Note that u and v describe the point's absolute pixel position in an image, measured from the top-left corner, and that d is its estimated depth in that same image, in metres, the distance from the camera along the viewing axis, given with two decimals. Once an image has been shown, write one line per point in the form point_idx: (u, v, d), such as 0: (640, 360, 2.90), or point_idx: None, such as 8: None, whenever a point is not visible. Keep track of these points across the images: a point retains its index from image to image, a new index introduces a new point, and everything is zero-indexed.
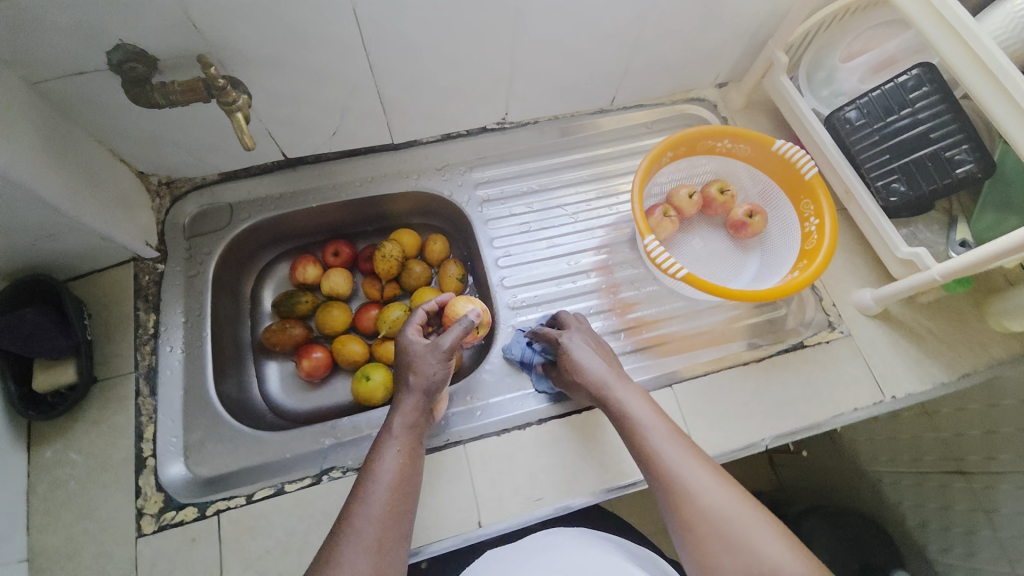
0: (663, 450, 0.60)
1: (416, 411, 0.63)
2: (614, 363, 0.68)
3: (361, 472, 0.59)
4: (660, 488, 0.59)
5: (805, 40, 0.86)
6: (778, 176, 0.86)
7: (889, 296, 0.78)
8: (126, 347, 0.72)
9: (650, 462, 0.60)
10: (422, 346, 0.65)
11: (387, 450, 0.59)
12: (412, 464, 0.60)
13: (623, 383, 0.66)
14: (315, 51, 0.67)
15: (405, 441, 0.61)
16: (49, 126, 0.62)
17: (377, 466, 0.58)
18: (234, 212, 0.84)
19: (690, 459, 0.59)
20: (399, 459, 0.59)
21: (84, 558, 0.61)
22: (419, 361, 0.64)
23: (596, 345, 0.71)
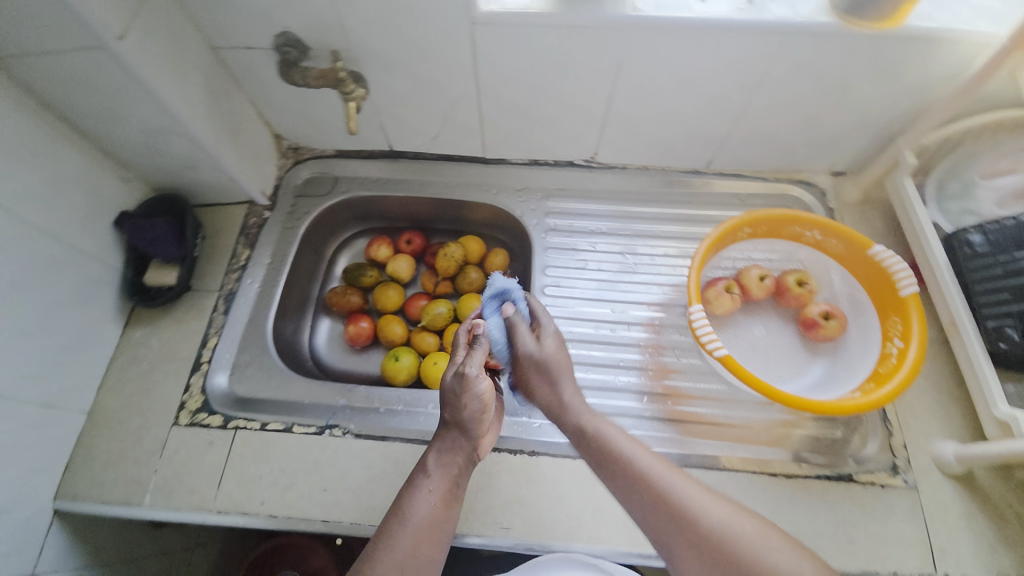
0: (633, 457, 0.61)
1: (454, 450, 0.64)
2: (561, 365, 0.68)
3: (396, 502, 0.62)
4: (646, 502, 0.59)
5: (946, 147, 0.79)
6: (870, 283, 0.78)
7: (976, 458, 0.67)
8: (218, 270, 0.86)
9: (626, 474, 0.61)
10: (453, 379, 0.63)
11: (420, 488, 0.62)
12: (447, 500, 0.62)
13: (568, 388, 0.67)
14: (432, 64, 0.76)
15: (438, 479, 0.62)
16: (219, 84, 0.77)
17: (410, 503, 0.61)
18: (337, 184, 0.97)
19: (661, 466, 0.61)
20: (434, 499, 0.61)
21: (131, 425, 0.74)
22: (452, 397, 0.63)
23: (556, 354, 0.68)
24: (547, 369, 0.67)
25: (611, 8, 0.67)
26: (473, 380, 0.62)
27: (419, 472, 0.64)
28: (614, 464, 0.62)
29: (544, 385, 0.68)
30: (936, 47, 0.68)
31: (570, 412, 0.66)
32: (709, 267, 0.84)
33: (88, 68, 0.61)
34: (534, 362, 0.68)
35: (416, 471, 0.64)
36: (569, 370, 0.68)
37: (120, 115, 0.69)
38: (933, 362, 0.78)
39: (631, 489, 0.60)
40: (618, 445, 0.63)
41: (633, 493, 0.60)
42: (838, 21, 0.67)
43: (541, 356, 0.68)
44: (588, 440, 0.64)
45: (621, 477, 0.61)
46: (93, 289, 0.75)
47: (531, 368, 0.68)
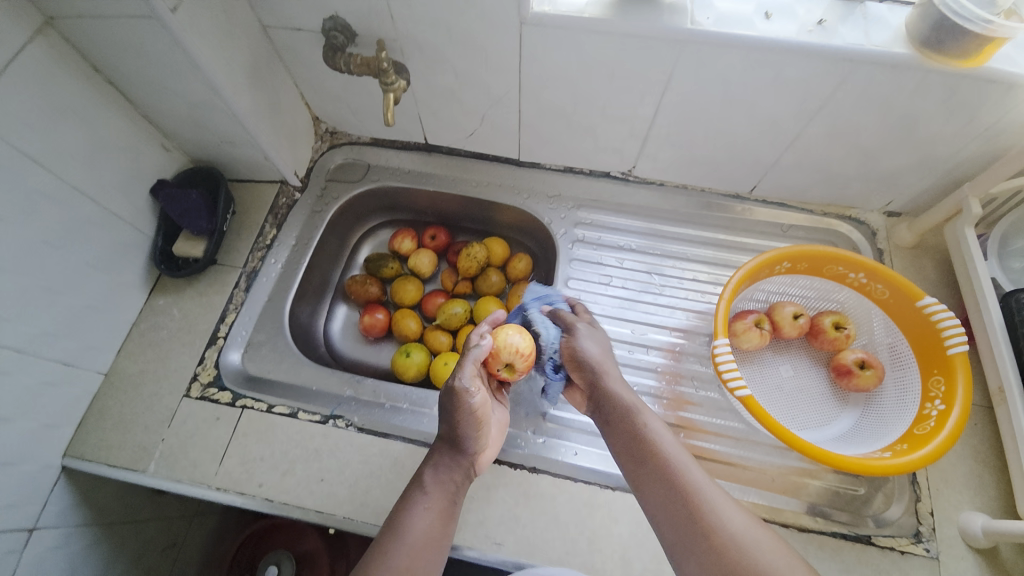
0: (669, 450, 0.57)
1: (451, 467, 0.61)
2: (606, 355, 0.67)
3: (391, 518, 0.58)
4: (674, 501, 0.53)
5: (1016, 199, 0.73)
6: (913, 335, 0.72)
7: (1004, 533, 0.62)
8: (244, 247, 0.87)
9: (659, 467, 0.56)
10: (446, 393, 0.61)
11: (417, 505, 0.58)
12: (445, 518, 0.59)
13: (615, 377, 0.64)
14: (476, 61, 0.74)
15: (436, 496, 0.59)
16: (265, 63, 0.77)
17: (408, 520, 0.57)
18: (369, 172, 0.96)
19: (697, 468, 0.56)
20: (433, 517, 0.58)
21: (144, 391, 0.75)
22: (449, 413, 0.61)
23: (604, 338, 0.70)
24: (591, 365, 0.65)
25: (667, 19, 0.64)
26: (466, 395, 0.60)
27: (414, 488, 0.60)
28: (646, 455, 0.57)
29: (596, 360, 0.66)
30: (1021, 91, 0.62)
31: (614, 391, 0.63)
32: (740, 298, 0.80)
33: (138, 36, 0.62)
34: (581, 346, 0.67)
35: (413, 486, 0.60)
36: (614, 362, 0.66)
37: (165, 86, 0.70)
38: (973, 428, 0.72)
39: (660, 483, 0.55)
40: (656, 433, 0.59)
41: (660, 489, 0.55)
42: (913, 52, 0.62)
43: (586, 347, 0.67)
44: (625, 423, 0.61)
45: (652, 471, 0.56)
46: (123, 253, 0.77)
47: (576, 352, 0.67)
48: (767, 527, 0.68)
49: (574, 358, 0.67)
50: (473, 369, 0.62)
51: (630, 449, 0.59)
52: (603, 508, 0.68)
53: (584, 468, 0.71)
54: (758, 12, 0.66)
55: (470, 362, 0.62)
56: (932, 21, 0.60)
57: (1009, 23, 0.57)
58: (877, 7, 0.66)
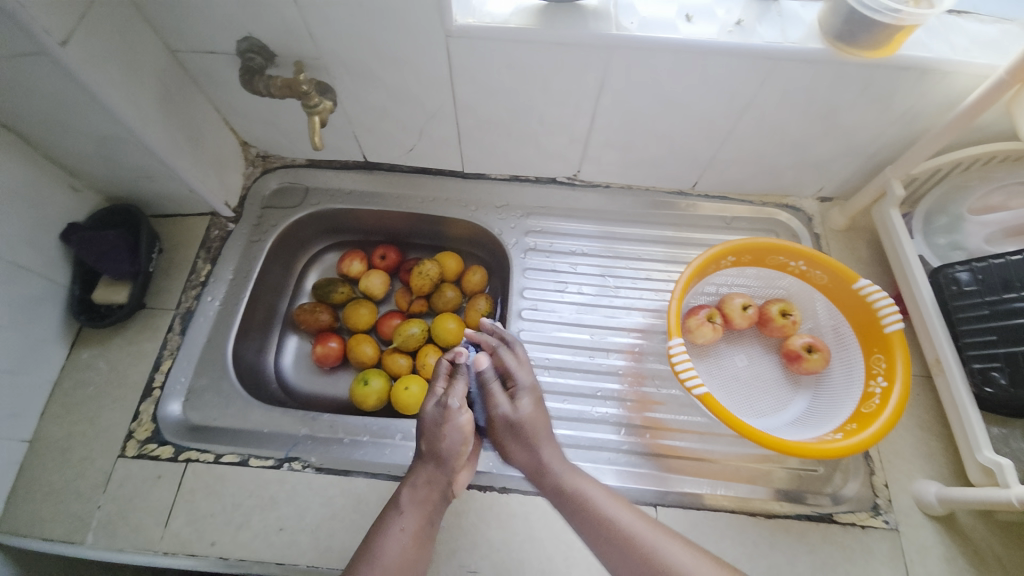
0: (617, 517, 0.57)
1: (428, 484, 0.60)
2: (536, 427, 0.64)
3: (364, 543, 0.57)
4: (627, 560, 0.55)
5: (934, 177, 0.77)
6: (854, 316, 0.75)
7: (959, 500, 0.65)
8: (176, 287, 0.81)
9: (609, 535, 0.56)
10: (435, 412, 0.63)
11: (392, 528, 0.57)
12: (421, 541, 0.58)
13: (548, 448, 0.63)
14: (407, 77, 0.72)
15: (412, 517, 0.58)
16: (178, 90, 0.72)
17: (381, 544, 0.56)
18: (307, 196, 0.92)
19: (646, 524, 0.57)
20: (407, 539, 0.57)
21: (72, 457, 0.69)
22: (431, 429, 0.61)
23: (535, 412, 0.65)
24: (524, 432, 0.63)
25: (594, 26, 0.64)
26: (454, 413, 0.61)
27: (390, 508, 0.59)
28: (593, 521, 0.58)
29: (519, 449, 0.63)
30: (927, 78, 0.66)
31: (549, 471, 0.61)
32: (692, 294, 0.81)
33: (24, 73, 0.56)
34: (507, 423, 0.64)
35: (389, 508, 0.59)
36: (548, 432, 0.64)
37: (65, 124, 0.64)
38: (917, 398, 0.76)
39: (613, 548, 0.56)
40: (599, 502, 0.59)
41: (614, 553, 0.56)
42: (828, 48, 0.64)
43: (514, 418, 0.64)
44: (565, 499, 0.60)
45: (601, 534, 0.57)
46: (35, 308, 0.70)
47: (502, 430, 0.64)
48: (736, 518, 0.70)
49: (500, 440, 0.65)
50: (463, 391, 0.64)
51: (577, 519, 0.58)
52: None
53: None
54: (681, 14, 0.66)
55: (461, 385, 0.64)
56: (842, 15, 0.62)
57: (915, 12, 0.59)
58: (791, 5, 0.68)
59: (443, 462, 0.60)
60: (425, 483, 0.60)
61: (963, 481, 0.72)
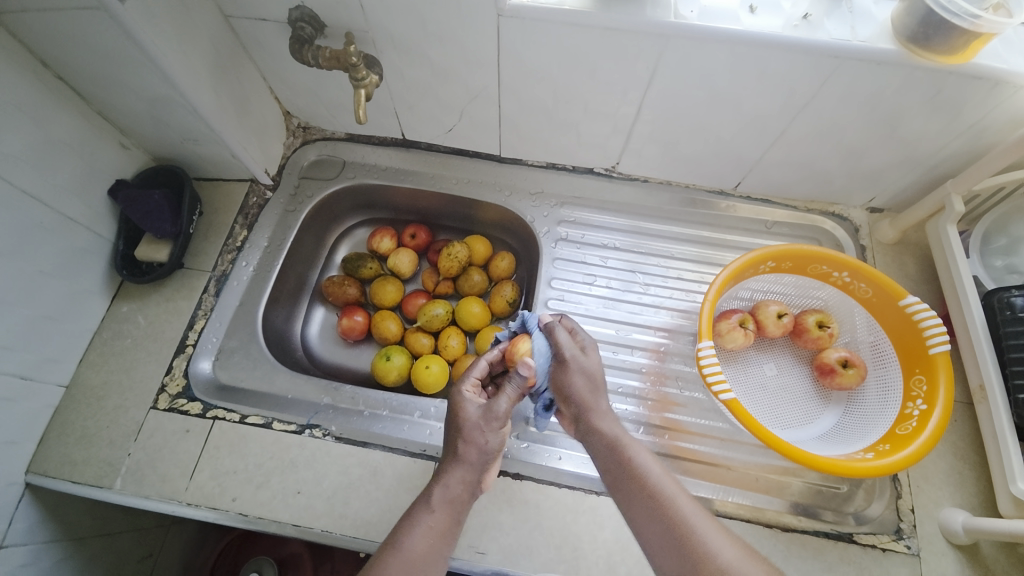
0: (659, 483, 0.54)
1: (462, 484, 0.56)
2: (602, 379, 0.62)
3: (391, 534, 0.54)
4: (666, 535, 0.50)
5: (996, 196, 0.73)
6: (896, 334, 0.72)
7: (986, 531, 0.62)
8: (213, 250, 0.83)
9: (649, 504, 0.52)
10: (478, 412, 0.59)
11: (419, 524, 0.54)
12: (448, 537, 0.55)
13: (604, 402, 0.61)
14: (452, 54, 0.71)
15: (443, 514, 0.55)
16: (228, 55, 0.73)
17: (408, 539, 0.53)
18: (344, 169, 0.93)
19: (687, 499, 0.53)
20: (434, 535, 0.54)
21: (107, 404, 0.72)
22: (475, 432, 0.58)
23: (598, 365, 0.63)
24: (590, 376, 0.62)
25: (651, 12, 0.61)
26: (499, 422, 0.59)
27: (418, 504, 0.56)
28: (635, 488, 0.54)
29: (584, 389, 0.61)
30: (1005, 87, 0.61)
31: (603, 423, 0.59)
32: (725, 298, 0.79)
33: (88, 30, 0.58)
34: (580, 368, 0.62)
35: (417, 503, 0.56)
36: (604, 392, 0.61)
37: (121, 82, 0.65)
38: (956, 424, 0.73)
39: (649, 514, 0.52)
40: (647, 467, 0.55)
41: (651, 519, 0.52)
42: (899, 48, 0.60)
43: (585, 365, 0.62)
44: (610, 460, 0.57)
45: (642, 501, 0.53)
46: (80, 259, 0.73)
47: (571, 371, 0.62)
48: (750, 528, 0.68)
49: (565, 377, 0.62)
50: (511, 398, 0.60)
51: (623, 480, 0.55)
52: (587, 514, 0.67)
53: (568, 473, 0.70)
54: (743, 5, 0.64)
55: (512, 392, 0.61)
56: (919, 15, 0.58)
57: (997, 18, 0.56)
58: (862, 2, 0.65)
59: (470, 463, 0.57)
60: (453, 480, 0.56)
61: (991, 512, 0.69)
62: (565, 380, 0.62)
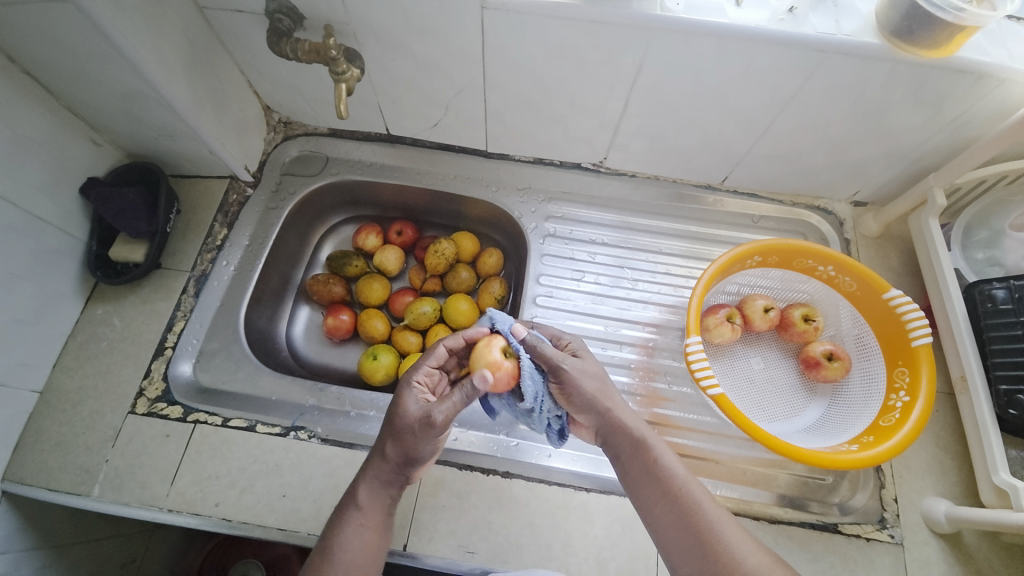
0: (687, 485, 0.55)
1: (388, 483, 0.56)
2: (603, 377, 0.61)
3: (323, 533, 0.55)
4: (687, 526, 0.53)
5: (977, 190, 0.74)
6: (879, 327, 0.73)
7: (969, 521, 0.64)
8: (192, 249, 0.81)
9: (674, 500, 0.55)
10: (416, 415, 0.56)
11: (350, 524, 0.54)
12: (382, 532, 0.56)
13: (619, 401, 0.60)
14: (437, 47, 0.70)
15: (373, 514, 0.55)
16: (204, 50, 0.71)
17: (338, 540, 0.54)
18: (327, 165, 0.91)
19: (711, 501, 0.55)
20: (365, 533, 0.55)
21: (83, 409, 0.70)
22: (407, 435, 0.55)
23: (597, 367, 0.62)
24: (591, 380, 0.60)
25: (637, 5, 0.61)
26: (438, 429, 0.55)
27: (348, 504, 0.56)
28: (660, 485, 0.56)
29: (595, 395, 0.60)
30: (986, 82, 0.62)
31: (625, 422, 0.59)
32: (712, 292, 0.79)
33: (53, 22, 0.55)
34: (580, 373, 0.60)
35: (347, 503, 0.56)
36: (613, 387, 0.61)
37: (88, 76, 0.63)
38: (938, 414, 0.74)
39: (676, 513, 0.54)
40: (673, 470, 0.56)
41: (672, 523, 0.54)
42: (883, 42, 0.60)
43: (584, 367, 0.61)
44: (640, 461, 0.57)
45: (664, 500, 0.55)
46: (52, 259, 0.70)
47: (578, 381, 0.60)
48: (738, 521, 0.69)
49: (573, 391, 0.60)
50: (455, 407, 0.56)
51: (643, 480, 0.57)
52: (577, 511, 0.67)
53: (557, 470, 0.69)
54: None
55: (455, 399, 0.56)
56: (903, 9, 0.58)
57: (980, 11, 0.56)
58: None
59: (386, 457, 0.56)
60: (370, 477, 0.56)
61: (973, 501, 0.70)
62: (576, 393, 0.60)
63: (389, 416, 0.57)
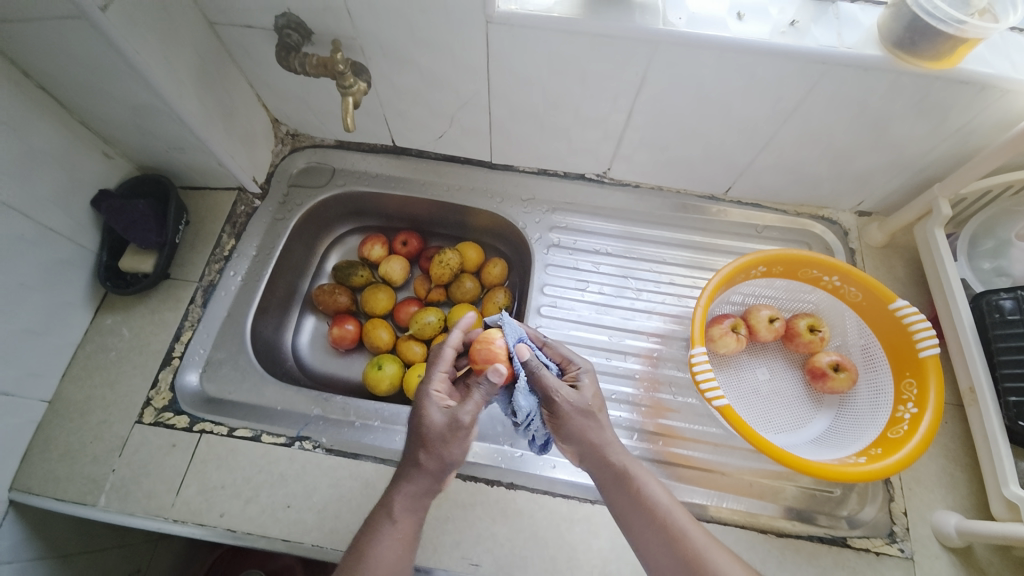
0: (671, 512, 0.55)
1: (421, 493, 0.55)
2: (599, 407, 0.61)
3: (351, 550, 0.53)
4: (672, 556, 0.53)
5: (982, 200, 0.74)
6: (886, 337, 0.73)
7: (980, 535, 0.63)
8: (200, 259, 0.82)
9: (659, 529, 0.54)
10: (443, 421, 0.56)
11: (382, 539, 0.53)
12: (411, 547, 0.54)
13: (610, 431, 0.60)
14: (442, 61, 0.71)
15: (405, 527, 0.54)
16: (214, 64, 0.72)
17: (369, 556, 0.52)
18: (334, 176, 0.92)
19: (698, 529, 0.55)
20: (397, 548, 0.53)
21: (91, 419, 0.71)
22: (439, 442, 0.55)
23: (594, 397, 0.61)
24: (587, 410, 0.59)
25: (640, 19, 0.61)
26: (465, 431, 0.56)
27: (379, 519, 0.54)
28: (643, 516, 0.55)
29: (585, 428, 0.59)
30: (989, 92, 0.62)
31: (612, 453, 0.59)
32: (717, 302, 0.79)
33: (69, 39, 0.57)
34: (574, 406, 0.59)
35: (378, 516, 0.54)
36: (605, 412, 0.61)
37: (101, 90, 0.64)
38: (947, 426, 0.74)
39: (661, 543, 0.54)
40: (658, 499, 0.56)
41: (659, 548, 0.54)
42: (885, 54, 0.61)
43: (581, 400, 0.60)
44: (626, 491, 0.57)
45: (650, 528, 0.55)
46: (63, 270, 0.71)
47: (568, 414, 0.59)
48: (745, 534, 0.68)
49: (563, 423, 0.60)
50: (478, 407, 0.57)
51: (630, 510, 0.56)
52: (581, 523, 0.67)
53: (562, 482, 0.69)
54: (731, 12, 0.64)
55: (478, 399, 0.57)
56: (904, 21, 0.59)
57: (981, 23, 0.56)
58: (849, 9, 0.65)
59: (420, 467, 0.55)
60: (406, 489, 0.55)
61: (984, 514, 0.69)
62: (568, 426, 0.59)
63: (414, 424, 0.57)
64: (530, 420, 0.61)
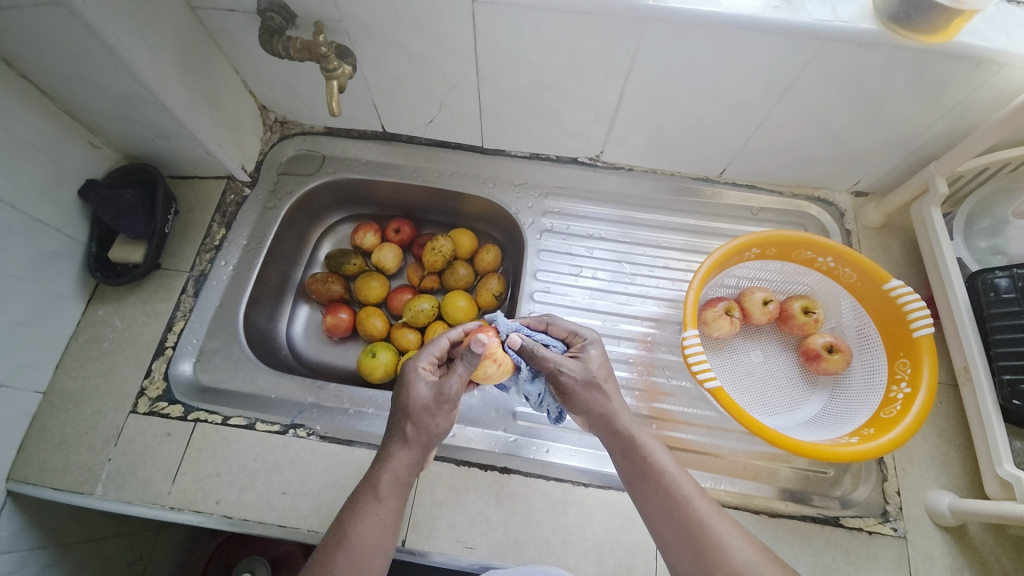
0: (676, 480, 0.56)
1: (407, 468, 0.56)
2: (607, 378, 0.61)
3: (337, 523, 0.54)
4: (675, 523, 0.53)
5: (979, 178, 0.73)
6: (880, 318, 0.72)
7: (973, 513, 0.63)
8: (191, 249, 0.82)
9: (665, 495, 0.55)
10: (430, 395, 0.57)
11: (366, 513, 0.53)
12: (397, 522, 0.55)
13: (618, 401, 0.60)
14: (429, 43, 0.69)
15: (391, 502, 0.54)
16: (197, 50, 0.71)
17: (353, 530, 0.53)
18: (324, 164, 0.91)
19: (701, 497, 0.55)
20: (381, 523, 0.53)
21: (85, 409, 0.71)
22: (425, 416, 0.56)
23: (600, 367, 0.61)
24: (591, 382, 0.60)
25: None
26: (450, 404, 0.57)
27: (362, 494, 0.55)
28: (650, 484, 0.56)
29: (592, 399, 0.60)
30: (987, 67, 0.61)
31: (619, 422, 0.59)
32: (711, 285, 0.79)
33: (45, 25, 0.55)
34: (579, 378, 0.60)
35: (365, 491, 0.55)
36: (613, 383, 0.61)
37: (82, 78, 0.63)
38: (941, 406, 0.73)
39: (665, 509, 0.54)
40: (663, 467, 0.56)
41: (661, 515, 0.54)
42: (881, 29, 0.59)
43: (586, 372, 0.60)
44: (634, 460, 0.58)
45: (655, 495, 0.55)
46: (52, 262, 0.71)
47: (574, 386, 0.60)
48: (738, 514, 0.68)
49: (570, 396, 0.60)
50: (463, 377, 0.57)
51: (637, 477, 0.57)
52: (575, 506, 0.67)
53: (557, 465, 0.70)
54: None
55: (461, 371, 0.56)
56: None
57: None
58: None
59: (408, 441, 0.56)
60: (393, 465, 0.55)
61: (977, 493, 0.69)
62: (575, 398, 0.60)
63: (400, 400, 0.57)
64: (540, 399, 0.64)
